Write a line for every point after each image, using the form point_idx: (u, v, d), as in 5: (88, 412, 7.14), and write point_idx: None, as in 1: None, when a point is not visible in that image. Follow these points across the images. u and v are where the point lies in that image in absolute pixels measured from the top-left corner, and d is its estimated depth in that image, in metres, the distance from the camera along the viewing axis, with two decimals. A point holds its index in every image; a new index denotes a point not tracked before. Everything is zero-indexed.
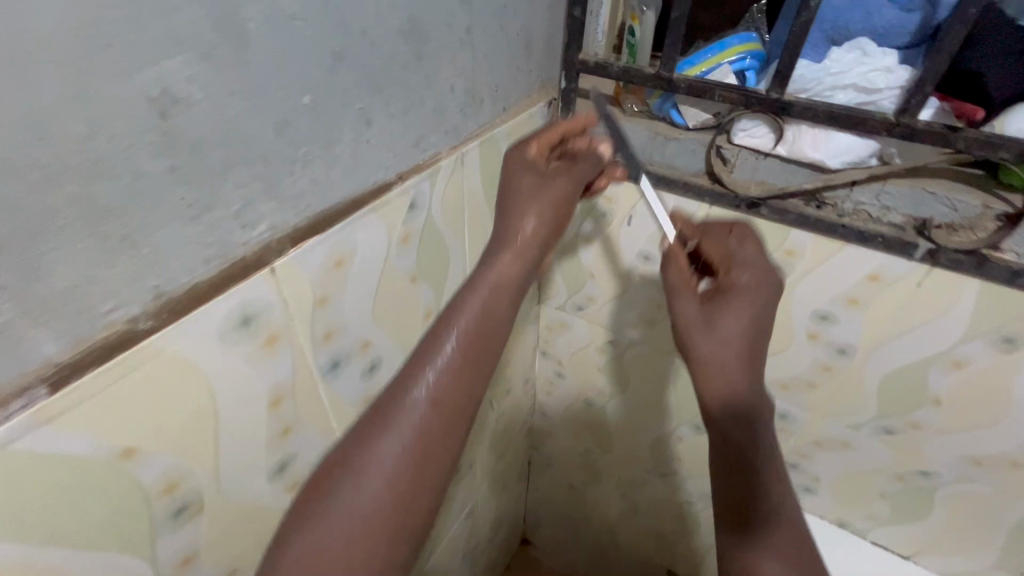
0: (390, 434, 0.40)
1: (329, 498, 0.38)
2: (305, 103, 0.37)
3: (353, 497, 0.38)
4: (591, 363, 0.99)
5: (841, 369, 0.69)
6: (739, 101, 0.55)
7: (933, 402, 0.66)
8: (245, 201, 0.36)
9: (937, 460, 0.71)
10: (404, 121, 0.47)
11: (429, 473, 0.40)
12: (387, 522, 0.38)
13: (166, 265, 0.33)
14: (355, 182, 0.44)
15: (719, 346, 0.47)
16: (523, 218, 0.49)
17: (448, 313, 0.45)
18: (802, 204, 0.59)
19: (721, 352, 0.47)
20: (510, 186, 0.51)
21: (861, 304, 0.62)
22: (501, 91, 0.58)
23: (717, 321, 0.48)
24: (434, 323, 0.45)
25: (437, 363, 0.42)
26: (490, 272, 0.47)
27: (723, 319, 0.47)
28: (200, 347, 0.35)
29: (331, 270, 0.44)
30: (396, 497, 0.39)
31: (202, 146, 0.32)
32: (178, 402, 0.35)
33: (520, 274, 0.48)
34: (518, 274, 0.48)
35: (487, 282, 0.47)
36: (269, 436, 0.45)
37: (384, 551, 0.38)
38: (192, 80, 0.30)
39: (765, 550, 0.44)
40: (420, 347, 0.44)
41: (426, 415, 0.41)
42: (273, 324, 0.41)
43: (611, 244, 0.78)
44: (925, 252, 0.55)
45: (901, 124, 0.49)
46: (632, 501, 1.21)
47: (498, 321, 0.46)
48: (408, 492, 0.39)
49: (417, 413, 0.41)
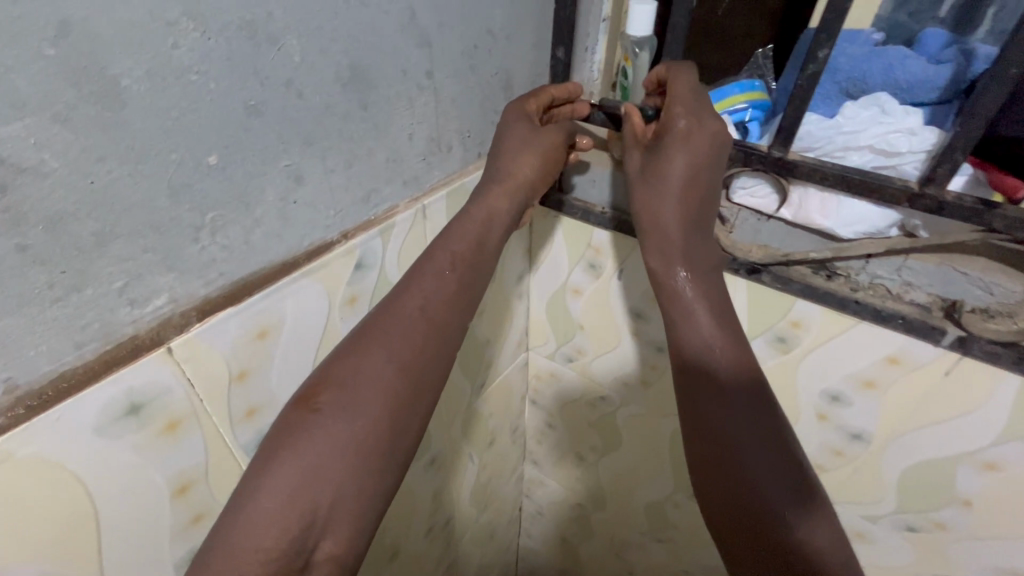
0: (377, 355, 0.39)
1: (319, 418, 0.36)
2: (210, 163, 0.32)
3: (347, 412, 0.37)
4: (582, 417, 0.91)
5: (856, 455, 0.61)
6: (738, 157, 0.49)
7: (963, 503, 0.56)
8: (132, 276, 0.31)
9: (968, 567, 0.61)
10: (348, 175, 0.42)
11: (409, 415, 0.39)
12: (378, 438, 0.37)
13: (18, 356, 0.28)
14: (285, 243, 0.39)
15: (667, 229, 0.47)
16: (519, 164, 0.49)
17: (438, 242, 0.45)
18: (809, 272, 0.51)
19: (656, 205, 0.47)
20: (506, 137, 0.49)
21: (878, 388, 0.54)
22: (474, 137, 0.53)
23: (657, 168, 0.47)
24: (423, 253, 0.45)
25: (428, 287, 0.43)
26: (480, 205, 0.48)
27: (661, 164, 0.46)
28: (65, 446, 0.31)
29: (252, 342, 0.39)
30: (389, 415, 0.38)
31: (62, 220, 0.27)
32: (38, 507, 0.31)
33: (510, 207, 0.49)
34: (508, 207, 0.49)
35: (478, 213, 0.47)
36: (174, 528, 0.39)
37: (372, 470, 0.36)
38: (44, 147, 0.25)
39: (806, 516, 0.41)
40: (407, 277, 0.43)
41: (419, 333, 0.41)
42: (174, 409, 0.36)
43: (602, 297, 0.72)
44: (955, 339, 0.46)
45: (926, 195, 0.41)
46: (626, 564, 1.12)
47: (487, 254, 0.47)
48: (399, 411, 0.38)
49: (402, 355, 0.40)
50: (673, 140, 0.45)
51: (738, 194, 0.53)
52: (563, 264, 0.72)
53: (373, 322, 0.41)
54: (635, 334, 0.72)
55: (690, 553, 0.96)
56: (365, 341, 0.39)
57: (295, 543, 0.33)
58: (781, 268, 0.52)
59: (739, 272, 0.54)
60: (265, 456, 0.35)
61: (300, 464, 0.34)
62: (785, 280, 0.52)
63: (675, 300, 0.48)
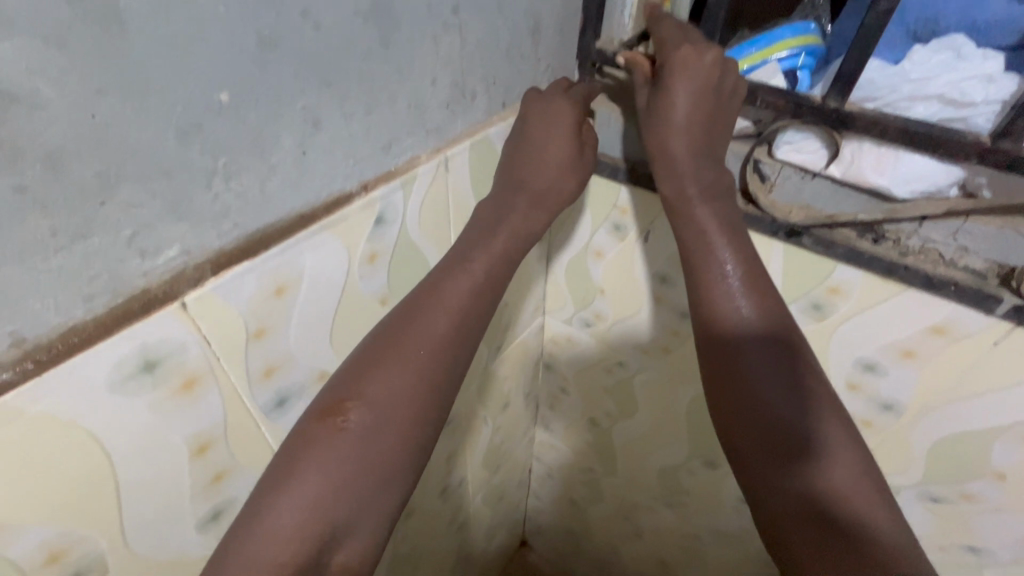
0: (396, 367, 0.37)
1: (339, 432, 0.35)
2: (223, 101, 0.29)
3: (367, 428, 0.35)
4: (597, 382, 0.90)
5: (885, 426, 0.59)
6: (787, 108, 0.46)
7: (995, 476, 0.55)
8: (142, 225, 0.29)
9: (991, 538, 0.60)
10: (368, 121, 0.39)
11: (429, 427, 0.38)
12: (396, 452, 0.36)
13: (24, 306, 0.26)
14: (302, 194, 0.36)
15: (671, 152, 0.45)
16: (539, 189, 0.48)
17: (463, 251, 0.43)
18: (855, 236, 0.49)
19: (663, 137, 0.45)
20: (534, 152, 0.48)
21: (918, 358, 0.52)
22: (500, 84, 0.50)
23: (661, 103, 0.45)
24: (447, 260, 0.43)
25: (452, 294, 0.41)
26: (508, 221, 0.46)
27: (666, 98, 0.45)
28: (78, 402, 0.29)
29: (269, 299, 0.37)
30: (410, 428, 0.36)
31: (63, 158, 0.24)
32: (54, 464, 0.29)
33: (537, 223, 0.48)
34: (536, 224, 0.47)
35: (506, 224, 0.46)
36: (195, 485, 0.38)
37: (391, 486, 0.35)
38: (37, 73, 0.23)
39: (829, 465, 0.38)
40: (431, 282, 0.41)
41: (442, 348, 0.39)
42: (190, 367, 0.34)
43: (625, 260, 0.69)
44: (1011, 308, 0.44)
45: (998, 150, 0.38)
46: (635, 525, 1.13)
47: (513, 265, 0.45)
48: (417, 422, 0.37)
49: (424, 365, 0.38)
50: (672, 70, 0.44)
51: (783, 149, 0.49)
52: (586, 225, 0.69)
53: (394, 331, 0.39)
54: (658, 299, 0.69)
55: (701, 517, 0.97)
56: (387, 352, 0.38)
57: (315, 561, 0.32)
58: (824, 230, 0.50)
59: (778, 234, 0.52)
60: (283, 470, 0.34)
61: (321, 482, 0.33)
62: (830, 245, 0.49)
63: (688, 228, 0.45)
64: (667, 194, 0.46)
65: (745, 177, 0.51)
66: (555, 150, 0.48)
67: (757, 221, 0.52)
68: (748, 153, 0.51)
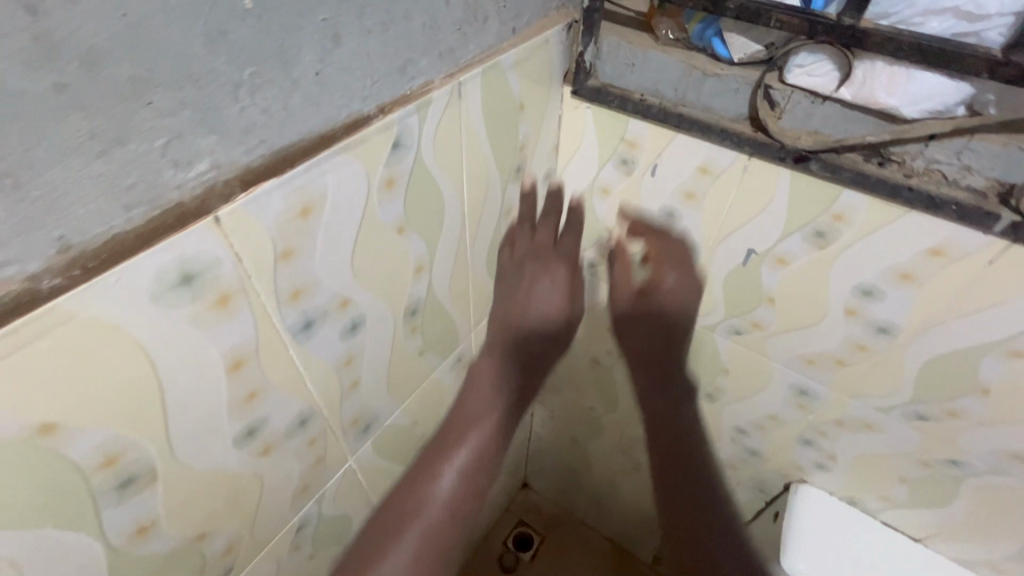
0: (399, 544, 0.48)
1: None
2: (246, 8, 0.29)
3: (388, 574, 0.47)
4: (600, 321, 0.93)
5: (879, 349, 0.62)
6: (802, 28, 0.45)
7: (980, 392, 0.58)
8: (175, 135, 0.29)
9: (971, 450, 0.65)
10: (384, 39, 0.38)
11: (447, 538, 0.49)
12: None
13: (68, 211, 0.26)
14: (322, 113, 0.37)
15: (633, 287, 0.64)
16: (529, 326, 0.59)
17: (462, 416, 0.54)
18: (861, 159, 0.50)
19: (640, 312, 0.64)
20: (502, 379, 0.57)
21: (915, 280, 0.54)
22: (510, 8, 0.49)
23: (632, 294, 0.64)
24: (450, 430, 0.53)
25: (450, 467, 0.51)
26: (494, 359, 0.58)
27: (629, 298, 0.64)
28: (124, 310, 0.30)
29: (295, 219, 0.37)
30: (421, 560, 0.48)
31: (97, 59, 0.25)
32: (106, 371, 0.31)
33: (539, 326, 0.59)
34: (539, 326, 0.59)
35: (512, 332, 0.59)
36: (231, 401, 0.40)
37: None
38: None
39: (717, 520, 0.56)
40: (430, 463, 0.52)
41: (443, 513, 0.50)
42: (224, 283, 0.35)
43: (631, 196, 0.69)
44: (1008, 225, 0.46)
45: (1010, 64, 0.39)
46: (634, 459, 1.19)
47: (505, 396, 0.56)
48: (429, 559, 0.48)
49: (433, 519, 0.49)
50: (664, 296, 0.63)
51: (794, 73, 0.50)
52: (593, 160, 0.69)
53: (401, 505, 0.50)
54: None
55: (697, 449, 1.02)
56: (400, 524, 0.49)
57: None
58: (831, 155, 0.51)
59: (785, 160, 0.53)
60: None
61: None
62: (835, 169, 0.51)
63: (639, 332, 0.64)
64: (626, 304, 0.64)
65: (756, 104, 0.53)
66: (546, 343, 0.60)
67: (765, 148, 0.54)
68: (759, 79, 0.52)
